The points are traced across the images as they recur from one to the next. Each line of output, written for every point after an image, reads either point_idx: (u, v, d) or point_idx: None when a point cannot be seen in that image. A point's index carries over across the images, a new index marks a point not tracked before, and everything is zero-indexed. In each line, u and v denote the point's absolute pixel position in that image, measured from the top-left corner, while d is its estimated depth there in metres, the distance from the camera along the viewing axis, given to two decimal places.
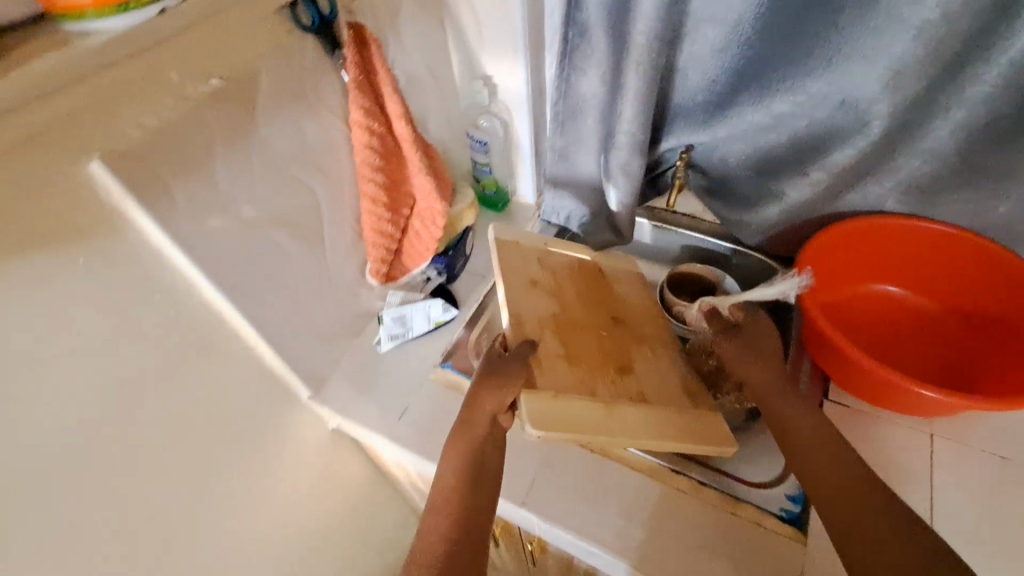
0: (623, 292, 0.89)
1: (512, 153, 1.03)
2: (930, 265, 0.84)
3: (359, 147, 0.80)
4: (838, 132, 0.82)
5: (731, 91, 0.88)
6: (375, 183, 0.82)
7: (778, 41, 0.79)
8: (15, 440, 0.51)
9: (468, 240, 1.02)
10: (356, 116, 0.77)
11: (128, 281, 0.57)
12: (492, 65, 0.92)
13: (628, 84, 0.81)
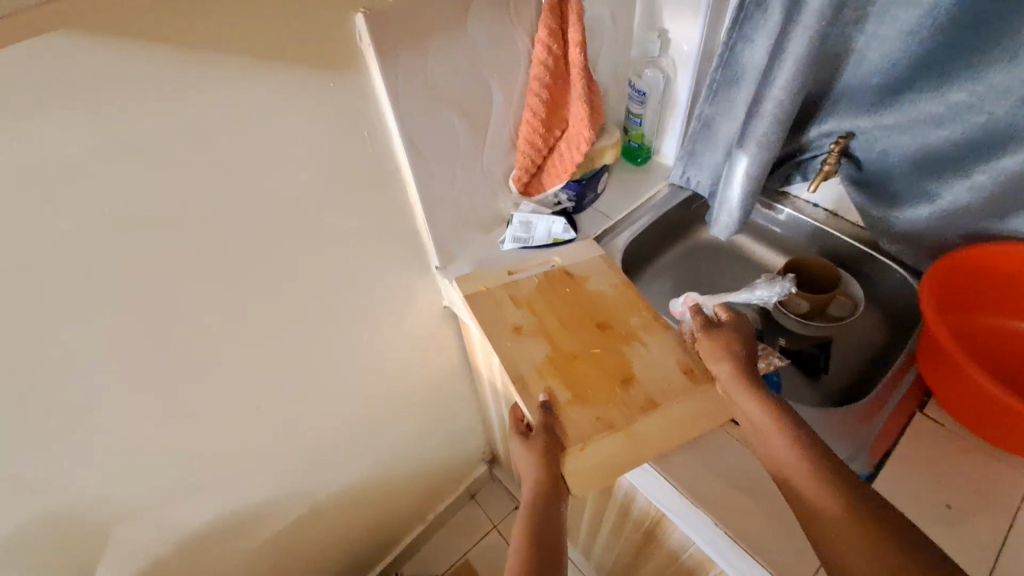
0: (595, 292, 0.95)
1: (667, 110, 1.15)
2: None
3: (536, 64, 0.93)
4: (1017, 134, 0.76)
5: (912, 73, 0.83)
6: (540, 98, 0.95)
7: (976, 21, 0.74)
8: (251, 188, 0.71)
9: (602, 178, 1.14)
10: (542, 34, 0.89)
11: (352, 111, 0.76)
12: (672, 20, 1.02)
13: (787, 51, 0.84)
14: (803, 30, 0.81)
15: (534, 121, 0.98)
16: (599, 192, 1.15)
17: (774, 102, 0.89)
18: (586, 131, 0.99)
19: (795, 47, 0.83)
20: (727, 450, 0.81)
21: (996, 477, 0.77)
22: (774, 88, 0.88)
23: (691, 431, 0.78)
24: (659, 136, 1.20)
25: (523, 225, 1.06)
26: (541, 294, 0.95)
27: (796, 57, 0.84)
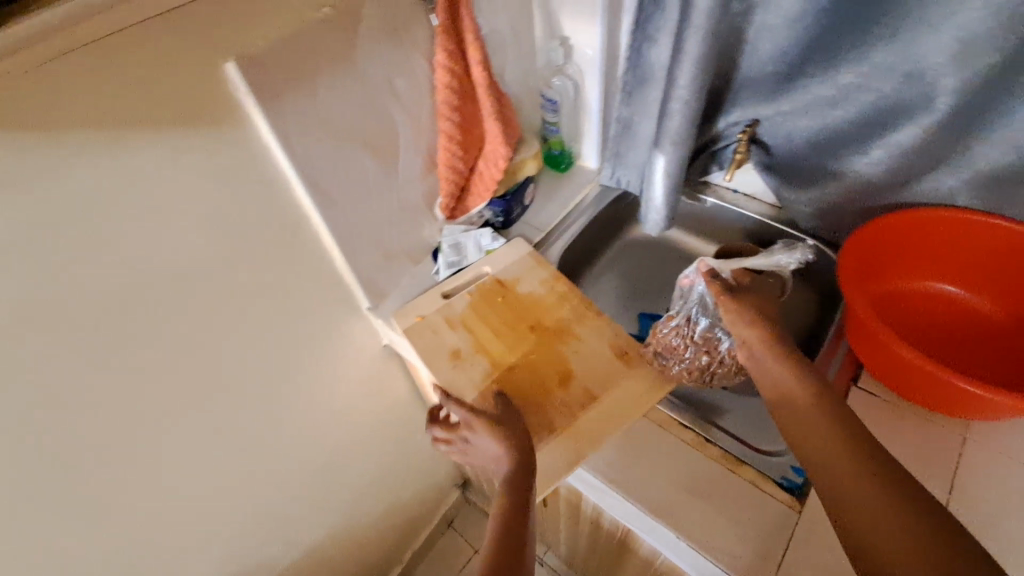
0: (525, 294, 0.97)
1: (581, 114, 1.14)
2: (998, 266, 0.83)
3: (441, 88, 0.89)
4: (904, 110, 0.80)
5: (803, 58, 0.84)
6: (452, 122, 0.92)
7: (854, 4, 0.75)
8: (136, 266, 0.64)
9: (527, 189, 1.10)
10: (440, 58, 0.86)
11: (241, 167, 0.69)
12: (572, 26, 1.01)
13: (685, 50, 0.83)
14: (697, 28, 0.80)
15: (448, 144, 0.94)
16: (527, 204, 1.12)
17: (680, 100, 0.88)
18: (502, 148, 0.97)
19: (692, 45, 0.82)
20: (682, 457, 0.80)
21: (933, 440, 0.80)
22: (679, 87, 0.87)
23: (627, 415, 0.81)
24: (578, 141, 1.19)
25: (454, 247, 1.03)
26: (475, 311, 0.94)
27: (693, 55, 0.83)
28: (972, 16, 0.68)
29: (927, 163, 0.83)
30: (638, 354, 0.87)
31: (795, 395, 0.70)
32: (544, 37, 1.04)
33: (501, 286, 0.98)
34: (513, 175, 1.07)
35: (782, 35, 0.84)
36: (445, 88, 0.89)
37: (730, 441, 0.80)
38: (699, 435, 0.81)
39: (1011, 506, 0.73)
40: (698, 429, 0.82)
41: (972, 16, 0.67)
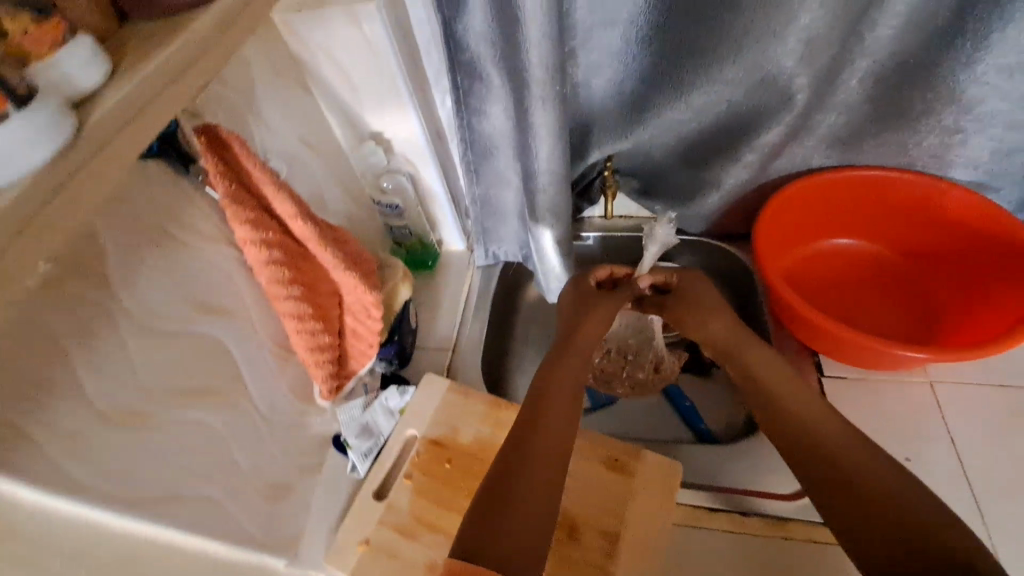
0: (468, 440, 0.75)
1: (430, 204, 0.93)
2: (871, 210, 0.82)
3: (259, 267, 0.62)
4: (762, 110, 0.71)
5: (643, 88, 0.74)
6: (294, 299, 0.64)
7: (685, 20, 0.65)
8: None
9: (410, 312, 0.87)
10: (244, 233, 0.59)
11: (29, 552, 0.39)
12: (380, 118, 0.79)
13: (533, 126, 0.70)
14: (541, 104, 0.68)
15: (310, 326, 0.67)
16: (416, 326, 0.89)
17: (545, 178, 0.74)
18: (370, 294, 0.71)
19: (541, 120, 0.69)
20: (733, 553, 0.68)
21: (912, 399, 0.76)
22: (536, 165, 0.73)
23: (663, 528, 0.68)
24: (435, 229, 0.98)
25: (364, 433, 0.76)
26: (427, 496, 0.71)
27: (545, 130, 0.71)
28: (813, 15, 0.62)
29: (788, 147, 0.78)
30: (627, 453, 0.73)
31: (777, 379, 0.66)
32: (351, 142, 0.83)
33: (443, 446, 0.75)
34: (389, 309, 0.81)
35: (614, 68, 0.73)
36: (269, 266, 0.62)
37: (758, 503, 0.71)
38: (733, 512, 0.71)
39: (998, 430, 0.73)
40: (727, 509, 0.71)
41: (812, 14, 0.62)
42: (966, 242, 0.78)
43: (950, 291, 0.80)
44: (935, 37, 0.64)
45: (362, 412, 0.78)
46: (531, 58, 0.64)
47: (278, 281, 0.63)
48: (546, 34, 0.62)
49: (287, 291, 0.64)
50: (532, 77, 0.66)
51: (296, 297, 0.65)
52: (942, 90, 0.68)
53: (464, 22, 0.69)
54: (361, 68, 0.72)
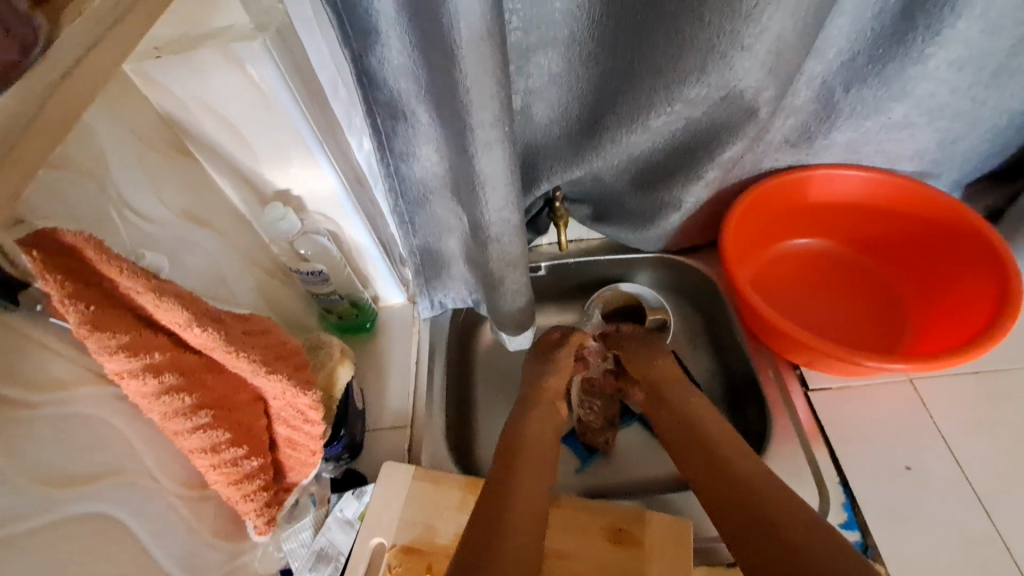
0: (448, 541, 0.64)
1: (357, 258, 0.79)
2: (840, 210, 0.81)
3: (145, 401, 0.47)
4: (723, 125, 0.65)
5: (592, 112, 0.68)
6: (205, 426, 0.50)
7: (634, 39, 0.60)
8: None
9: (354, 392, 0.73)
10: (116, 366, 0.44)
11: None
12: (286, 175, 0.65)
13: (483, 173, 0.61)
14: (492, 147, 0.59)
15: (229, 456, 0.53)
16: (363, 407, 0.75)
17: (500, 224, 0.67)
18: (303, 396, 0.58)
19: (490, 166, 0.61)
20: None
21: (895, 394, 0.75)
22: (490, 213, 0.66)
23: None
24: (366, 284, 0.84)
25: (319, 562, 0.64)
26: None
27: (498, 178, 0.62)
28: (780, 27, 0.53)
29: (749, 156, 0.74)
30: (634, 521, 0.65)
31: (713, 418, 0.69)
32: (253, 206, 0.68)
33: (421, 555, 0.63)
34: (330, 402, 0.66)
35: (556, 92, 0.67)
36: (161, 396, 0.47)
37: None
38: None
39: (984, 420, 0.72)
40: None
41: (780, 27, 0.53)
42: (932, 240, 0.77)
43: (910, 290, 0.79)
44: (886, 35, 0.62)
45: (312, 538, 0.65)
46: (474, 99, 0.54)
47: (178, 411, 0.48)
48: (491, 73, 0.53)
49: (191, 420, 0.49)
50: (477, 120, 0.56)
51: (202, 428, 0.50)
52: (895, 86, 0.66)
53: (380, 56, 0.58)
54: (255, 119, 0.58)
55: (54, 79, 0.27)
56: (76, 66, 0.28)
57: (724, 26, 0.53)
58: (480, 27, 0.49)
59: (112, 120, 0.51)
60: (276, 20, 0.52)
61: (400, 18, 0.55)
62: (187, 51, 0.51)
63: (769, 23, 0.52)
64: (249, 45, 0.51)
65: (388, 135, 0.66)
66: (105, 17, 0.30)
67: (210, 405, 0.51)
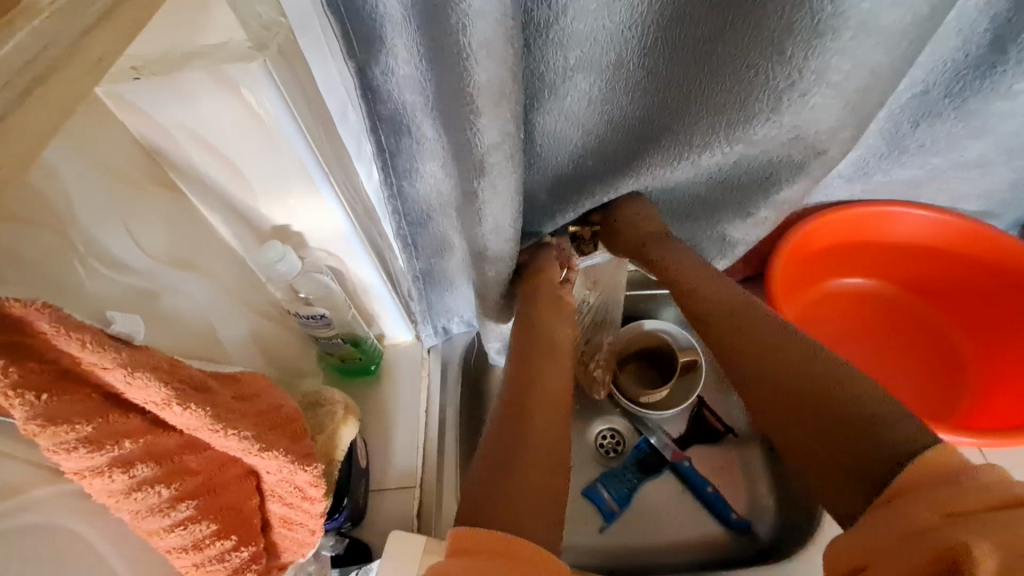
0: None
1: (362, 296, 0.71)
2: (895, 249, 0.75)
3: (111, 500, 0.39)
4: (782, 163, 0.60)
5: (633, 142, 0.61)
6: (186, 520, 0.42)
7: (692, 66, 0.53)
8: None
9: (358, 451, 0.66)
10: (74, 463, 0.36)
11: None
12: (285, 211, 0.57)
13: (486, 195, 0.55)
14: (505, 168, 0.53)
15: (214, 551, 0.45)
16: (367, 465, 0.69)
17: (495, 245, 0.62)
18: (302, 472, 0.50)
19: (497, 190, 0.55)
20: None
21: None
22: (490, 234, 0.60)
23: None
24: (370, 323, 0.76)
25: None
26: None
27: (503, 199, 0.56)
28: (877, 58, 0.46)
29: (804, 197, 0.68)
30: None
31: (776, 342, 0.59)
32: (247, 243, 0.61)
33: None
34: (331, 469, 0.58)
35: (593, 117, 0.59)
36: (133, 493, 0.39)
37: None
38: None
39: None
40: None
41: (877, 61, 0.47)
42: (996, 287, 0.71)
43: (971, 342, 0.73)
44: (968, 68, 0.57)
45: None
46: (487, 112, 0.48)
47: (153, 508, 0.40)
48: (503, 84, 0.47)
49: (169, 516, 0.41)
50: (483, 141, 0.50)
51: (183, 523, 0.42)
52: (967, 122, 0.61)
53: (385, 66, 0.48)
54: (252, 151, 0.50)
55: None
56: None
57: (809, 63, 0.47)
58: (498, 31, 0.43)
59: (79, 152, 0.42)
60: (277, 36, 0.43)
61: (412, 25, 0.45)
62: (170, 72, 0.42)
63: (865, 57, 0.46)
64: (245, 67, 0.42)
65: (391, 156, 0.57)
66: None
67: (193, 495, 0.43)
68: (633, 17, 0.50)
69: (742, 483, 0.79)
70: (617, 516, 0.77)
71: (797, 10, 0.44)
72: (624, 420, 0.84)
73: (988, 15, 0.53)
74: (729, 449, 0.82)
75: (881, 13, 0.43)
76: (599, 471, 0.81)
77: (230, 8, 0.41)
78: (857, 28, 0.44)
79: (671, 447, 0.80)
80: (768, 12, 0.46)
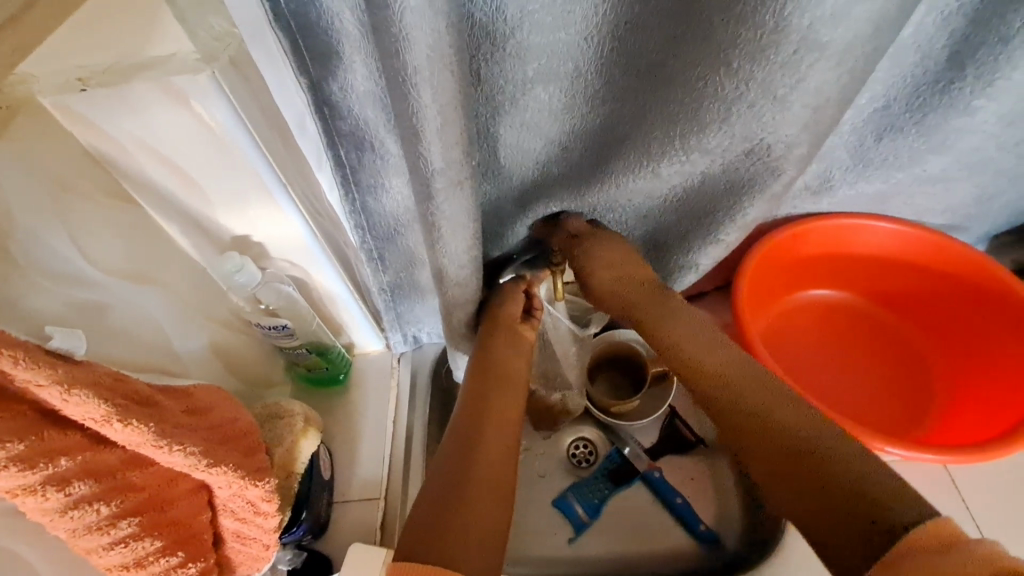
0: None
1: (329, 305, 0.71)
2: (864, 262, 0.76)
3: (45, 518, 0.38)
4: (743, 179, 0.61)
5: (596, 153, 0.61)
6: (126, 537, 0.42)
7: (649, 78, 0.54)
8: None
9: (321, 463, 0.65)
10: (5, 483, 0.35)
11: None
12: (244, 221, 0.57)
13: (442, 214, 0.54)
14: (454, 189, 0.53)
15: (157, 568, 0.44)
16: (330, 476, 0.68)
17: (453, 266, 0.61)
18: (254, 487, 0.49)
19: (452, 210, 0.54)
20: None
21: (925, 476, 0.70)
22: (450, 256, 0.59)
23: None
24: (338, 332, 0.76)
25: None
26: None
27: (457, 218, 0.55)
28: (824, 77, 0.48)
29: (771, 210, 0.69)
30: None
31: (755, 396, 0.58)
32: (206, 252, 0.60)
33: None
34: (290, 481, 0.57)
35: (556, 127, 0.58)
36: (69, 512, 0.38)
37: None
38: None
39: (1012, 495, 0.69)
40: None
41: (824, 79, 0.48)
42: (962, 300, 0.72)
43: (938, 356, 0.74)
44: (929, 85, 0.58)
45: None
46: (434, 136, 0.47)
47: (91, 526, 0.40)
48: (449, 106, 0.46)
49: (109, 534, 0.41)
50: (434, 161, 0.49)
51: (124, 541, 0.42)
52: (930, 136, 0.62)
53: (342, 81, 0.48)
54: (205, 161, 0.49)
55: None
56: None
57: (752, 75, 0.49)
58: (440, 54, 0.43)
59: (23, 162, 0.42)
60: (228, 47, 0.43)
61: (366, 40, 0.45)
62: (115, 84, 0.42)
63: (809, 73, 0.48)
64: (193, 79, 0.42)
65: (352, 171, 0.57)
66: None
67: (135, 512, 0.42)
68: (588, 29, 0.50)
69: (712, 495, 0.79)
70: (586, 527, 0.77)
71: (742, 24, 0.45)
72: (597, 430, 0.84)
73: (946, 32, 0.53)
74: (701, 460, 0.82)
75: (820, 28, 0.44)
76: (570, 482, 0.81)
77: (178, 19, 0.39)
78: (800, 43, 0.45)
79: (644, 458, 0.79)
80: (716, 24, 0.47)
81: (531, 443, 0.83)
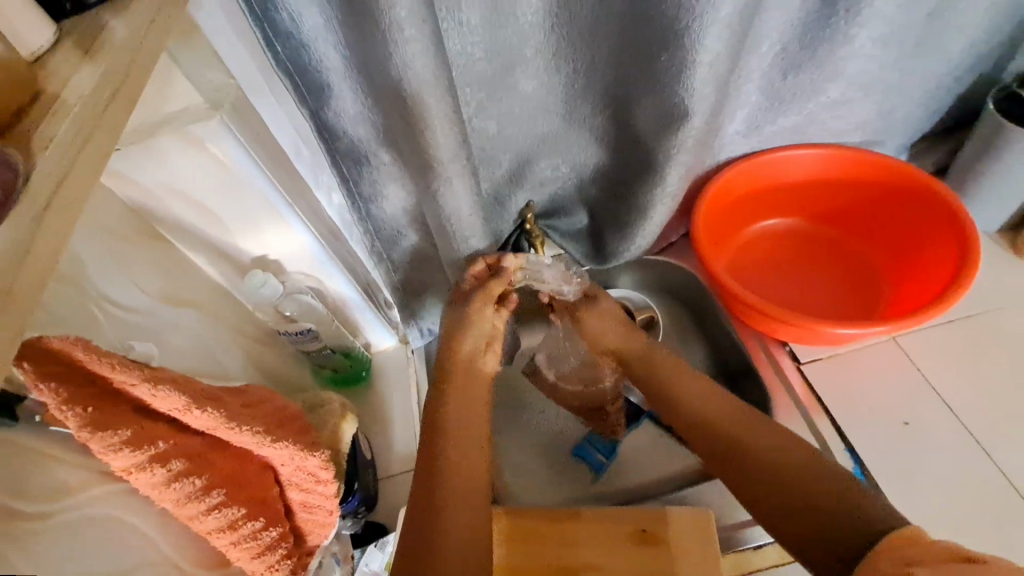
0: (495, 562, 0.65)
1: (342, 309, 0.79)
2: (798, 189, 0.86)
3: (152, 491, 0.46)
4: None
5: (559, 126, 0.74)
6: (216, 508, 0.50)
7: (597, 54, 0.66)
8: None
9: (361, 444, 0.74)
10: (120, 463, 0.44)
11: None
12: (259, 243, 0.66)
13: (445, 189, 0.66)
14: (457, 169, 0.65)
15: (247, 530, 0.52)
16: (371, 457, 0.77)
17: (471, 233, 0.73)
18: (312, 458, 0.58)
19: (454, 187, 0.66)
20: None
21: (884, 356, 0.79)
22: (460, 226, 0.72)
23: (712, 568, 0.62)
24: (356, 334, 0.84)
25: None
26: None
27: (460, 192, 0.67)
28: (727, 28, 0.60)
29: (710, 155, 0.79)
30: (655, 521, 0.65)
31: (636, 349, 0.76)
32: (230, 276, 0.69)
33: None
34: (338, 458, 0.66)
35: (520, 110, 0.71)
36: (172, 484, 0.47)
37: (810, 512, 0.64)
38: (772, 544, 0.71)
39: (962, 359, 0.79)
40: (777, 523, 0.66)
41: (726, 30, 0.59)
42: (887, 203, 0.82)
43: (878, 253, 0.84)
44: (813, 25, 0.68)
45: None
46: (436, 125, 0.59)
47: (189, 496, 0.48)
48: (447, 110, 0.59)
49: (204, 502, 0.49)
50: (438, 144, 0.61)
51: (217, 508, 0.50)
52: (825, 68, 0.72)
53: (334, 108, 0.60)
54: (221, 195, 0.59)
55: (49, 190, 0.29)
56: (66, 176, 0.30)
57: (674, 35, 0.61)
58: (429, 72, 0.54)
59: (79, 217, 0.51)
60: (229, 95, 0.52)
61: (350, 70, 0.57)
62: (144, 141, 0.51)
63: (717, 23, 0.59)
64: (206, 124, 0.51)
65: (353, 183, 0.68)
66: (71, 139, 0.31)
67: (221, 485, 0.50)
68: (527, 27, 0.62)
69: None
70: (605, 467, 0.85)
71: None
72: None
73: None
74: None
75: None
76: (584, 431, 0.89)
77: (184, 77, 0.50)
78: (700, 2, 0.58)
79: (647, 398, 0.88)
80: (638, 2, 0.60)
81: (543, 405, 0.92)
